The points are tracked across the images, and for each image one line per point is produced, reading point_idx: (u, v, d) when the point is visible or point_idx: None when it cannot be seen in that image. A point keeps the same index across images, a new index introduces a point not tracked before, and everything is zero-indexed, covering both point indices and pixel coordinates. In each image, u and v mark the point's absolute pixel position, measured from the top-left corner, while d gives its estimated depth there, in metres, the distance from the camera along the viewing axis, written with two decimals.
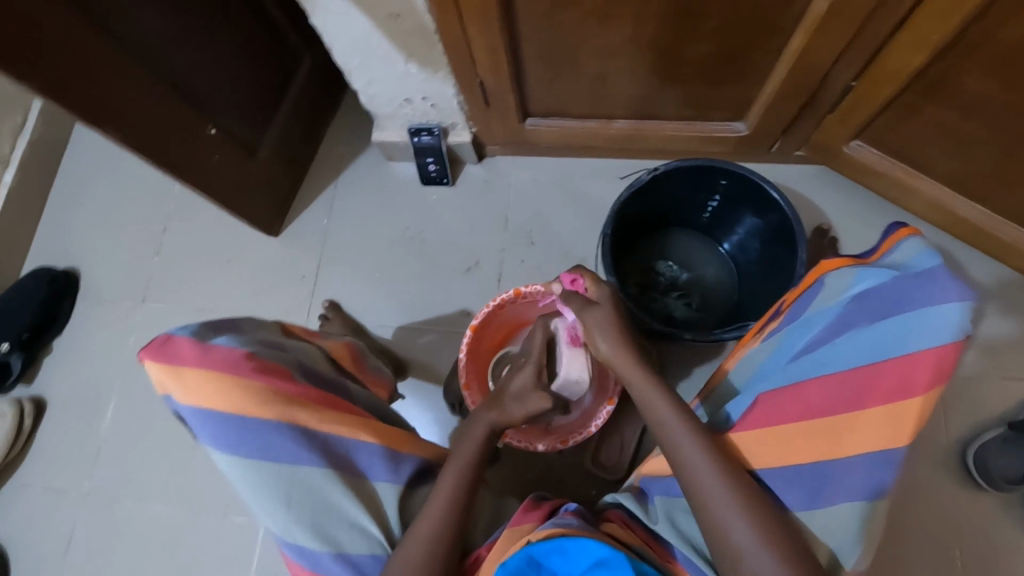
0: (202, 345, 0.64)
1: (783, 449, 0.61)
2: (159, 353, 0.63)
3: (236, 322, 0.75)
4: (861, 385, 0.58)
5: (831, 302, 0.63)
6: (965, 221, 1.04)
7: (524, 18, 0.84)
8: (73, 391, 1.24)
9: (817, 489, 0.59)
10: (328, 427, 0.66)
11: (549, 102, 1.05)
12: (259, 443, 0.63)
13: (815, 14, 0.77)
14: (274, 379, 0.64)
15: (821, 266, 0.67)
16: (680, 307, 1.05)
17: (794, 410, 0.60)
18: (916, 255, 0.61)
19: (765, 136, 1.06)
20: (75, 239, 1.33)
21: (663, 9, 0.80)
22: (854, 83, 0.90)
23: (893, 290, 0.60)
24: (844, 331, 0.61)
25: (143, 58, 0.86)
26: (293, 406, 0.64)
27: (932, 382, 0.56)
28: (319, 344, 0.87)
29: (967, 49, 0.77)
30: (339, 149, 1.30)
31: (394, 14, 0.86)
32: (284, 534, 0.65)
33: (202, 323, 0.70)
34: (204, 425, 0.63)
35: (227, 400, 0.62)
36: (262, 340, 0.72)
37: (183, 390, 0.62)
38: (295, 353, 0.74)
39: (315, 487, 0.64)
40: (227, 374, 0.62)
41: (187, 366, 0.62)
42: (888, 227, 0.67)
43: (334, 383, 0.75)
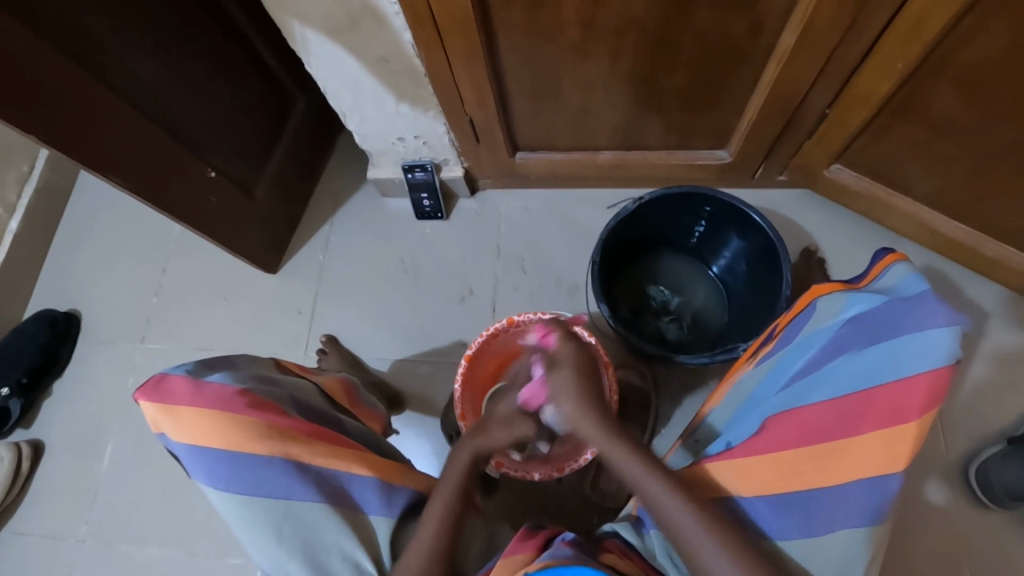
0: (196, 383, 0.65)
1: (782, 477, 0.61)
2: (154, 391, 0.64)
3: (232, 359, 0.76)
4: (856, 409, 0.58)
5: (823, 326, 0.64)
6: (948, 237, 1.06)
7: (507, 56, 0.88)
8: (71, 433, 1.24)
9: (811, 516, 0.59)
10: (321, 460, 0.66)
11: (536, 136, 1.09)
12: (253, 477, 0.63)
13: (785, 47, 0.81)
14: (268, 413, 0.65)
15: (812, 291, 0.67)
16: (672, 330, 1.06)
17: (792, 435, 0.61)
18: (905, 280, 0.62)
19: (747, 161, 1.09)
20: (76, 282, 1.35)
21: (639, 44, 0.84)
22: (829, 109, 0.93)
23: (881, 314, 0.60)
24: (838, 356, 0.62)
25: (144, 105, 0.90)
26: (288, 439, 0.65)
27: (926, 406, 0.56)
28: (314, 380, 0.87)
29: (933, 72, 0.80)
30: (335, 187, 1.34)
31: (384, 57, 0.90)
32: (278, 570, 0.65)
33: (198, 361, 0.71)
34: (199, 462, 0.63)
35: (220, 436, 0.63)
36: (257, 376, 0.73)
37: (177, 428, 0.63)
38: (288, 388, 0.75)
39: (309, 520, 0.64)
40: (221, 411, 0.63)
41: (180, 403, 0.63)
42: (876, 252, 0.68)
43: (329, 417, 0.76)
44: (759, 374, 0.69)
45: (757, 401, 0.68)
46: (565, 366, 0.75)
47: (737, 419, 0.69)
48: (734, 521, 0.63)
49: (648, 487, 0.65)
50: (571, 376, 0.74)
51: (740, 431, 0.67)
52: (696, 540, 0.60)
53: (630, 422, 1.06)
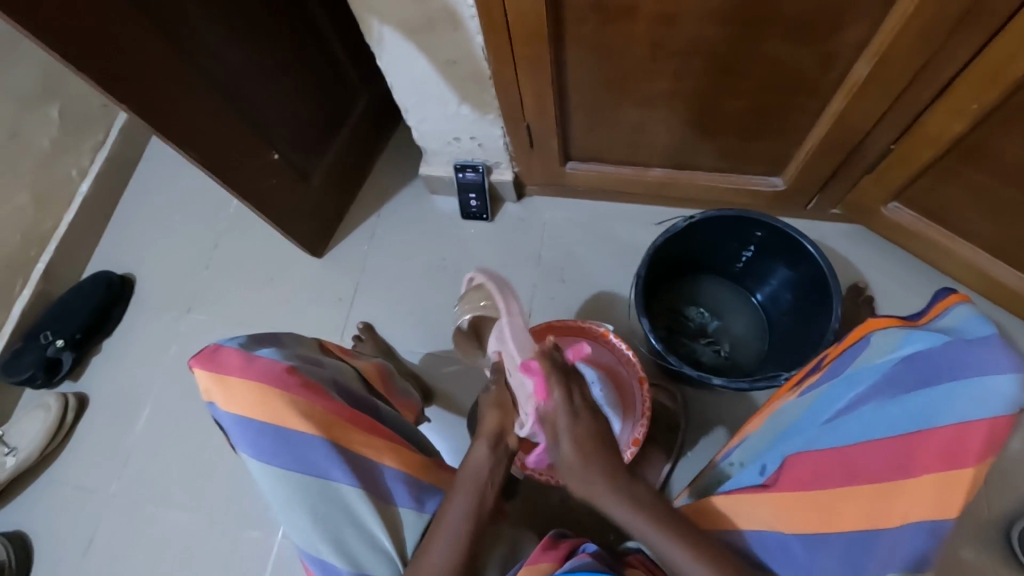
0: (248, 356, 0.67)
1: (824, 513, 0.60)
2: (208, 359, 0.66)
3: (279, 337, 0.79)
4: (909, 451, 0.57)
5: (875, 361, 0.63)
6: (1007, 289, 1.02)
7: (573, 67, 0.89)
8: (114, 391, 1.30)
9: (854, 556, 0.58)
10: (358, 445, 0.69)
11: (590, 148, 1.10)
12: (295, 454, 0.65)
13: (855, 79, 0.80)
14: (312, 394, 0.67)
15: (868, 324, 0.66)
16: (708, 353, 1.05)
17: (840, 472, 0.60)
18: (967, 321, 0.60)
19: (801, 192, 1.08)
20: (134, 248, 1.42)
21: (706, 66, 0.84)
22: (894, 146, 0.92)
23: (940, 353, 0.59)
24: (890, 393, 0.60)
25: (223, 87, 0.95)
26: (330, 421, 0.67)
27: (984, 452, 0.54)
28: (354, 364, 0.90)
29: (1004, 121, 0.79)
30: (385, 181, 1.37)
31: (453, 59, 0.93)
32: (309, 548, 0.66)
33: (247, 336, 0.73)
34: (244, 433, 0.65)
35: (268, 410, 0.65)
36: (302, 356, 0.76)
37: (226, 397, 0.65)
38: (330, 370, 0.78)
39: (343, 501, 0.66)
40: (270, 385, 0.65)
41: (232, 374, 0.65)
42: (936, 291, 0.66)
43: (365, 401, 0.78)
44: (802, 404, 0.67)
45: (796, 430, 0.66)
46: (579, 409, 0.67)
47: (776, 448, 0.68)
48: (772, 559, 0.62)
49: (668, 527, 0.62)
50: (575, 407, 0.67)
51: (776, 458, 0.66)
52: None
53: (657, 441, 1.05)
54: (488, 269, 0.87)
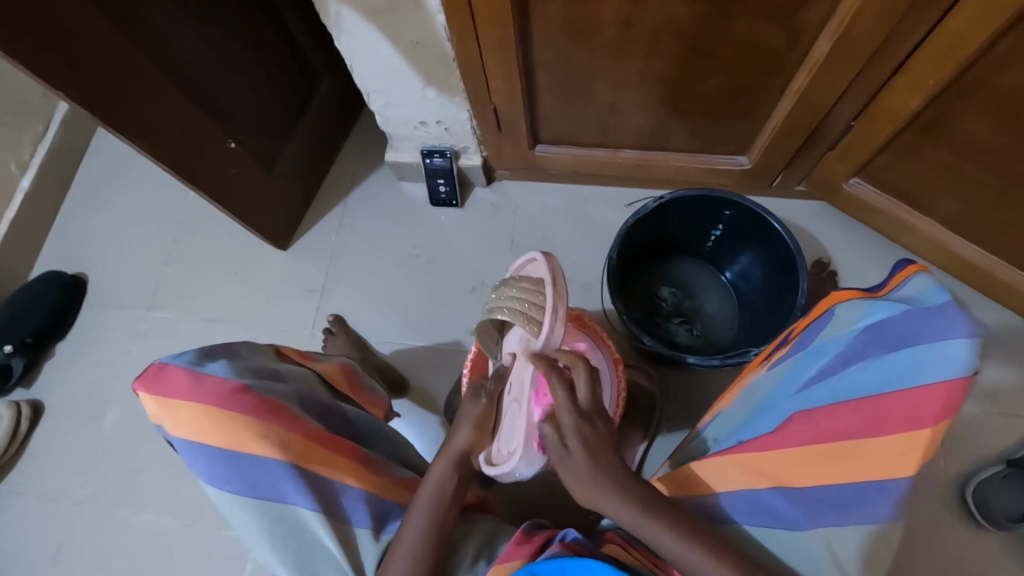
0: (197, 375, 0.66)
1: (789, 473, 0.62)
2: (154, 381, 0.65)
3: (236, 348, 0.77)
4: (869, 414, 0.59)
5: (840, 333, 0.65)
6: (962, 260, 1.06)
7: (540, 48, 0.88)
8: (72, 396, 1.24)
9: (847, 511, 0.59)
10: (317, 466, 0.67)
11: (559, 130, 1.09)
12: (250, 476, 0.65)
13: (818, 56, 0.81)
14: (266, 415, 0.66)
15: (832, 298, 0.68)
16: (683, 333, 1.06)
17: (802, 435, 0.62)
18: (926, 290, 0.61)
19: (767, 170, 1.10)
20: (86, 245, 1.35)
21: (674, 44, 0.84)
22: (855, 122, 0.94)
23: (902, 321, 0.60)
24: (854, 362, 0.62)
25: (172, 71, 0.89)
26: (287, 441, 0.66)
27: (942, 415, 0.55)
28: (314, 368, 0.88)
29: (960, 95, 0.81)
30: (352, 168, 1.33)
31: (417, 41, 0.90)
32: (272, 568, 0.67)
33: (202, 349, 0.72)
34: (194, 457, 0.65)
35: (219, 435, 0.64)
36: (258, 369, 0.74)
37: (176, 421, 0.64)
38: (290, 382, 0.76)
39: (302, 524, 0.66)
40: (220, 408, 0.64)
41: (180, 397, 0.64)
42: (897, 262, 0.67)
43: (327, 411, 0.77)
44: (772, 378, 0.70)
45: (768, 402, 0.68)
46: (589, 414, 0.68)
47: (750, 420, 0.69)
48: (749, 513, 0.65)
49: (658, 516, 0.64)
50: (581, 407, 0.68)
51: (753, 426, 0.68)
52: (679, 554, 0.62)
53: (634, 421, 1.07)
54: (552, 257, 0.73)
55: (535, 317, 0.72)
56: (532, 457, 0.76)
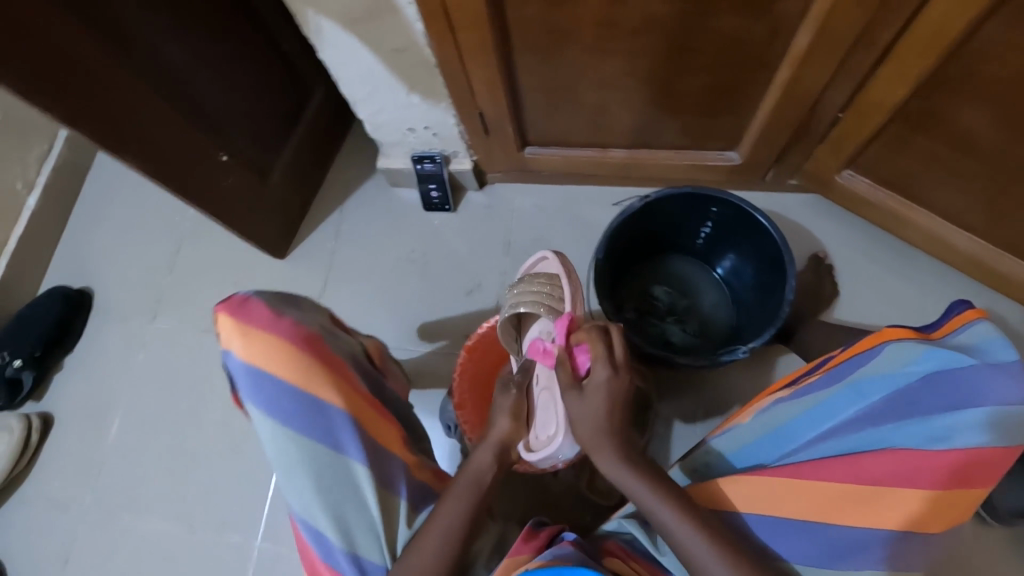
0: (276, 313, 0.72)
1: (827, 510, 0.64)
2: (236, 309, 0.70)
3: (303, 298, 0.81)
4: (925, 466, 0.62)
5: (896, 371, 0.68)
6: (960, 251, 1.04)
7: (521, 51, 0.88)
8: (80, 407, 1.27)
9: (852, 556, 0.63)
10: (373, 425, 0.73)
11: (547, 131, 1.09)
12: (310, 416, 0.69)
13: (799, 49, 0.80)
14: (336, 367, 0.73)
15: (887, 332, 0.70)
16: (677, 332, 1.05)
17: (847, 475, 0.64)
18: (989, 343, 0.65)
19: (758, 165, 1.08)
20: (91, 260, 1.38)
21: (654, 42, 0.83)
22: (843, 114, 0.92)
23: (957, 375, 0.64)
24: (907, 409, 0.66)
25: (162, 88, 0.91)
26: (349, 394, 0.72)
27: (983, 478, 0.62)
28: (358, 339, 0.88)
29: (946, 82, 0.79)
30: (346, 175, 1.35)
31: (398, 48, 0.91)
32: (307, 517, 0.69)
33: (277, 293, 0.78)
34: (255, 384, 0.69)
35: (293, 371, 0.69)
36: (322, 322, 0.79)
37: (249, 350, 0.69)
38: (345, 343, 0.81)
39: (347, 475, 0.70)
40: (298, 347, 0.70)
41: (261, 327, 0.70)
42: (955, 303, 0.72)
43: (375, 380, 0.84)
44: (805, 404, 0.72)
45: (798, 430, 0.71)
46: (618, 366, 0.73)
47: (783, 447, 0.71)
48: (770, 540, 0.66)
49: (666, 497, 0.67)
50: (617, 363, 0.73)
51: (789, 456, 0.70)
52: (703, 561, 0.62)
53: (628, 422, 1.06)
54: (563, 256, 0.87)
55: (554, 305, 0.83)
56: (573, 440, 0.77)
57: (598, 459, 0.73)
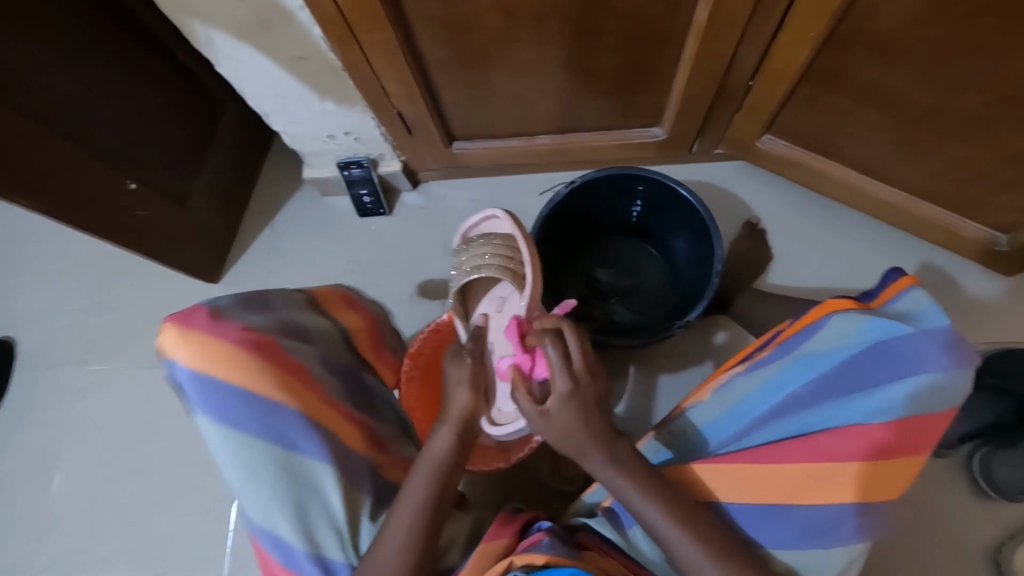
0: (227, 319, 0.67)
1: (790, 491, 0.68)
2: (185, 318, 0.65)
3: (266, 298, 0.78)
4: (876, 438, 0.67)
5: (839, 344, 0.72)
6: (879, 201, 1.08)
7: (428, 46, 0.86)
8: (17, 465, 1.20)
9: (816, 535, 0.68)
10: (332, 425, 0.71)
11: (471, 125, 1.07)
12: (265, 418, 0.65)
13: (701, 23, 0.81)
14: (292, 369, 0.69)
15: (829, 305, 0.75)
16: (621, 311, 1.07)
17: (806, 455, 0.68)
18: (922, 309, 0.71)
19: (683, 138, 1.10)
20: (8, 308, 1.29)
21: (559, 27, 0.82)
22: (753, 82, 0.94)
23: (894, 345, 0.70)
24: (852, 382, 0.71)
25: (48, 121, 0.85)
26: (310, 399, 0.69)
27: (921, 443, 0.68)
28: (341, 321, 0.87)
29: (842, 43, 0.81)
30: (273, 189, 1.30)
31: (300, 55, 0.87)
32: (266, 525, 0.66)
33: (231, 297, 0.74)
34: (204, 392, 0.64)
35: (242, 374, 0.64)
36: (284, 324, 0.76)
37: (196, 355, 0.64)
38: (314, 343, 0.79)
39: (308, 477, 0.67)
40: (246, 350, 0.65)
41: (209, 334, 0.65)
42: (890, 273, 0.77)
43: (350, 374, 0.82)
44: (759, 380, 0.75)
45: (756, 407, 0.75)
46: (580, 376, 0.72)
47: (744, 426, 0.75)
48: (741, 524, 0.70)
49: (652, 495, 0.68)
50: (578, 373, 0.72)
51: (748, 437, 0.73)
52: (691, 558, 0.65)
53: None
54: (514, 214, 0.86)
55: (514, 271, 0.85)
56: None
57: (591, 466, 0.71)
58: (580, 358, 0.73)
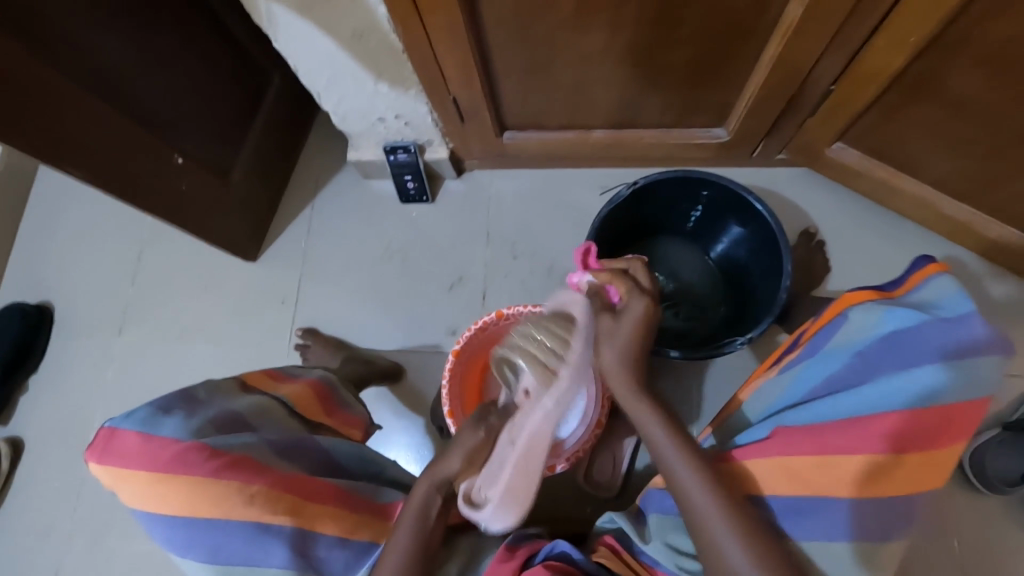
0: (146, 435, 0.67)
1: (809, 485, 0.60)
2: (105, 451, 0.67)
3: (193, 391, 0.76)
4: (905, 431, 0.59)
5: (858, 335, 0.65)
6: (952, 220, 1.02)
7: (493, 30, 0.81)
8: (51, 429, 1.21)
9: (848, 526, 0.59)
10: (281, 520, 0.67)
11: (525, 114, 1.03)
12: (214, 534, 0.66)
13: (791, 20, 0.76)
14: (229, 474, 0.66)
15: (845, 301, 0.69)
16: (667, 319, 1.03)
17: (824, 450, 0.60)
18: (947, 296, 0.64)
19: (747, 140, 1.04)
20: (47, 272, 1.30)
21: (634, 17, 0.78)
22: (835, 86, 0.88)
23: (920, 333, 0.62)
24: (876, 373, 0.63)
25: (98, 89, 0.83)
26: (248, 496, 0.66)
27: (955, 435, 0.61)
28: (279, 394, 0.87)
29: (946, 48, 0.75)
30: (315, 168, 1.28)
31: (359, 33, 0.83)
32: None
33: (157, 400, 0.72)
34: (156, 521, 0.67)
35: (176, 499, 0.66)
36: (219, 418, 0.74)
37: (138, 492, 0.66)
38: (259, 430, 0.77)
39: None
40: (170, 475, 0.65)
41: (131, 462, 0.66)
42: (916, 260, 0.70)
43: (302, 444, 0.78)
44: (782, 383, 0.69)
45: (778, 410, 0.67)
46: (647, 297, 0.72)
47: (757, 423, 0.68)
48: (785, 517, 0.61)
49: (694, 465, 0.64)
50: (648, 300, 0.72)
51: (763, 431, 0.66)
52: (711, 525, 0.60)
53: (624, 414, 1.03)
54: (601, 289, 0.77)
55: (551, 367, 0.84)
56: (507, 514, 0.73)
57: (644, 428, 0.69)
58: (640, 298, 0.72)
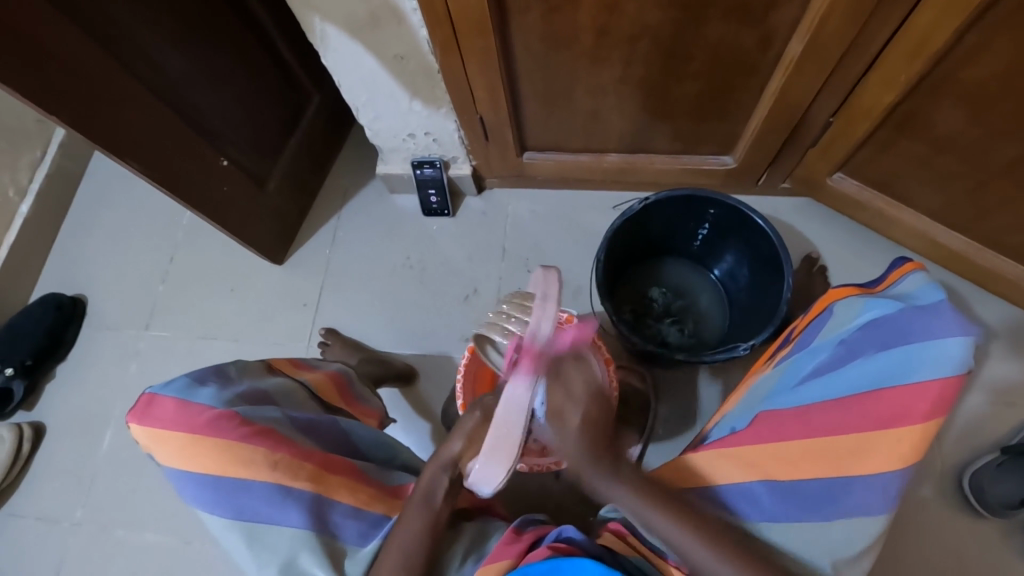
0: (183, 401, 0.70)
1: (784, 464, 0.66)
2: (143, 413, 0.69)
3: (225, 368, 0.80)
4: (868, 409, 0.64)
5: (839, 328, 0.71)
6: (948, 250, 1.07)
7: (521, 56, 0.90)
8: (73, 415, 1.25)
9: (833, 505, 0.63)
10: (301, 484, 0.68)
11: (546, 137, 1.10)
12: (234, 496, 0.67)
13: (792, 57, 0.83)
14: (257, 440, 0.68)
15: (832, 296, 0.75)
16: (673, 333, 1.07)
17: (796, 429, 0.66)
18: (920, 288, 0.68)
19: (751, 168, 1.11)
20: (84, 267, 1.37)
21: (650, 50, 0.86)
22: (833, 119, 0.95)
23: (890, 322, 0.67)
24: (852, 359, 0.68)
25: (162, 92, 0.92)
26: (272, 462, 0.67)
27: (933, 411, 0.60)
28: (301, 378, 0.90)
29: (932, 89, 0.82)
30: (344, 181, 1.36)
31: (401, 54, 0.92)
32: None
33: (192, 373, 0.76)
34: (184, 483, 0.68)
35: (203, 460, 0.67)
36: (246, 393, 0.77)
37: (169, 452, 0.68)
38: (284, 407, 0.80)
39: (286, 545, 0.66)
40: (202, 435, 0.67)
41: (166, 425, 0.68)
42: (895, 261, 0.74)
43: (324, 422, 0.81)
44: (775, 375, 0.75)
45: (767, 398, 0.73)
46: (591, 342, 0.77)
47: (746, 410, 0.75)
48: (740, 507, 0.68)
49: (657, 509, 0.66)
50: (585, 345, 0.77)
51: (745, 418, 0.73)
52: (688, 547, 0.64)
53: (630, 422, 1.06)
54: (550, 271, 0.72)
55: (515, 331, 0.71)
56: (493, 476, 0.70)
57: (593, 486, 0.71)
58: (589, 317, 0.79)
